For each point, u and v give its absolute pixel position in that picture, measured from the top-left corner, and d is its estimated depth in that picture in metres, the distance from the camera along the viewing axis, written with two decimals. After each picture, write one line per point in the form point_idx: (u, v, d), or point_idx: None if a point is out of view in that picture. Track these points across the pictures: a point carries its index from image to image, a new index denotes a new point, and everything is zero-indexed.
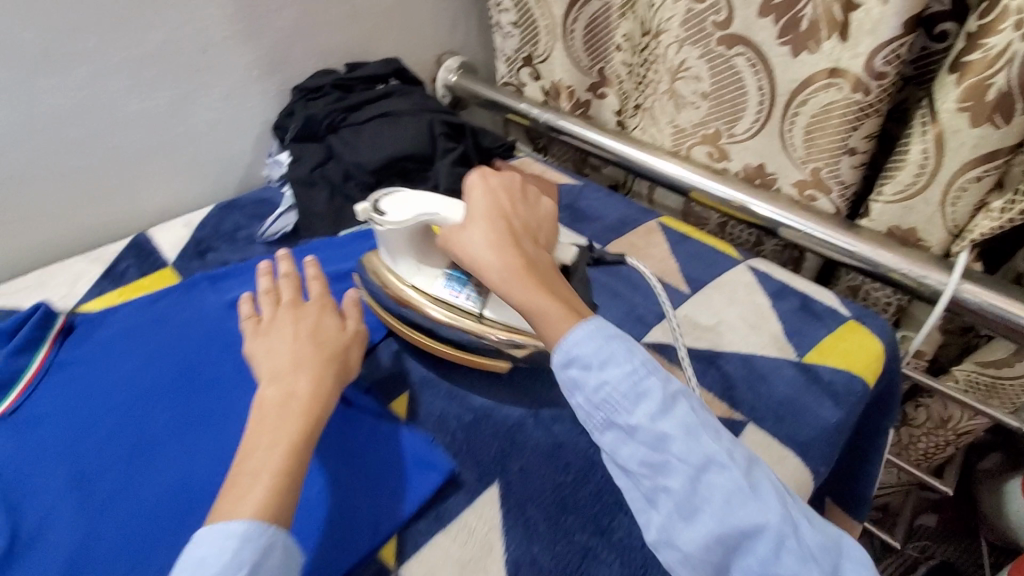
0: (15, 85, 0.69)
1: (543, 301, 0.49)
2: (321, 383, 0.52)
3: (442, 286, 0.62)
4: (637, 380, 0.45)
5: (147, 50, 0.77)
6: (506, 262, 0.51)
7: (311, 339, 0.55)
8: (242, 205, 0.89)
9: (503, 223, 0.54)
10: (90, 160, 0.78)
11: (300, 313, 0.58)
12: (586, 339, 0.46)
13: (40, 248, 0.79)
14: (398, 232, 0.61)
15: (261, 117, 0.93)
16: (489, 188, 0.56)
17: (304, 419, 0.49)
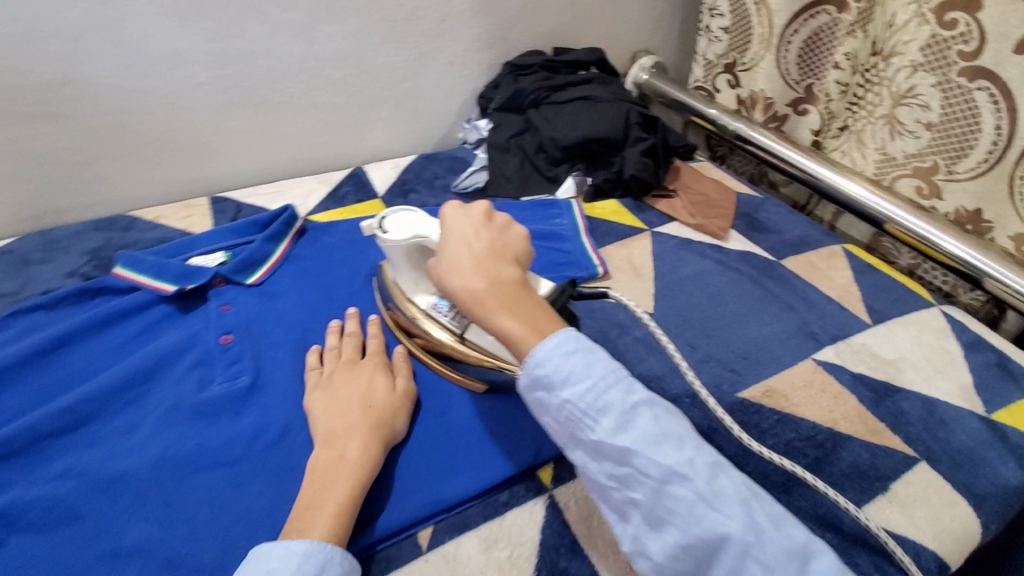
0: (305, 29, 0.84)
1: (516, 327, 0.46)
2: (363, 452, 0.47)
3: (429, 302, 0.57)
4: (598, 393, 0.42)
5: (402, 13, 0.90)
6: (471, 286, 0.47)
7: (361, 411, 0.50)
8: (441, 159, 1.00)
9: (465, 246, 0.50)
10: (336, 98, 0.93)
11: (354, 371, 0.55)
12: (553, 355, 0.43)
13: (284, 165, 0.95)
14: (398, 252, 0.57)
15: (470, 86, 1.04)
16: (462, 216, 0.53)
17: (348, 489, 0.44)
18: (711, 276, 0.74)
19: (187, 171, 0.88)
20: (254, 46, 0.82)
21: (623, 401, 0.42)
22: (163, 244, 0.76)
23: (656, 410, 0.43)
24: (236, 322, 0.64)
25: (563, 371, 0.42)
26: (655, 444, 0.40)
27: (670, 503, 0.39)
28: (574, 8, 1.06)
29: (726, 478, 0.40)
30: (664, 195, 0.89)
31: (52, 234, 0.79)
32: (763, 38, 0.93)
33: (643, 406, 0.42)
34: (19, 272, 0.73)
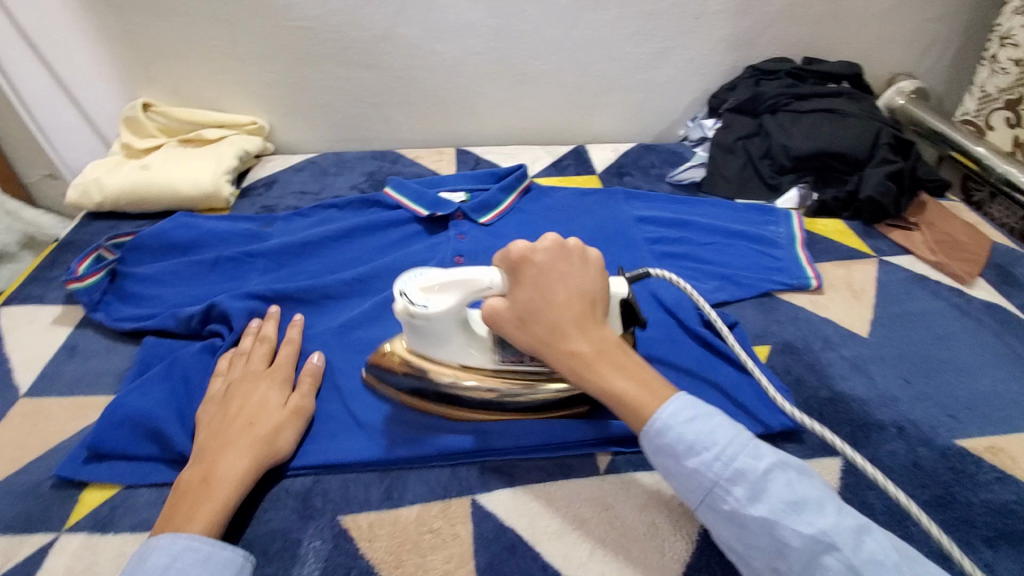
0: (571, 14, 0.93)
1: (630, 390, 0.45)
2: (231, 472, 0.45)
3: (498, 356, 0.51)
4: (726, 458, 0.41)
5: (660, 8, 0.94)
6: (579, 349, 0.46)
7: (249, 428, 0.48)
8: (659, 150, 1.02)
9: (562, 306, 0.47)
10: (579, 79, 1.01)
11: (246, 383, 0.53)
12: (673, 421, 0.43)
13: (517, 133, 1.07)
14: (443, 321, 0.50)
15: (704, 85, 1.05)
16: (546, 263, 0.48)
17: (213, 511, 0.43)
18: (943, 319, 0.69)
19: (443, 124, 1.05)
20: (527, 23, 0.94)
21: (755, 468, 0.41)
22: (421, 179, 0.93)
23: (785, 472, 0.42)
24: (469, 250, 0.77)
25: (686, 439, 0.42)
26: (793, 510, 0.40)
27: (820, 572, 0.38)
28: (836, 20, 1.01)
29: (871, 541, 0.39)
30: (901, 226, 0.83)
31: (342, 156, 1.00)
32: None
33: (775, 469, 0.41)
34: (320, 179, 0.95)
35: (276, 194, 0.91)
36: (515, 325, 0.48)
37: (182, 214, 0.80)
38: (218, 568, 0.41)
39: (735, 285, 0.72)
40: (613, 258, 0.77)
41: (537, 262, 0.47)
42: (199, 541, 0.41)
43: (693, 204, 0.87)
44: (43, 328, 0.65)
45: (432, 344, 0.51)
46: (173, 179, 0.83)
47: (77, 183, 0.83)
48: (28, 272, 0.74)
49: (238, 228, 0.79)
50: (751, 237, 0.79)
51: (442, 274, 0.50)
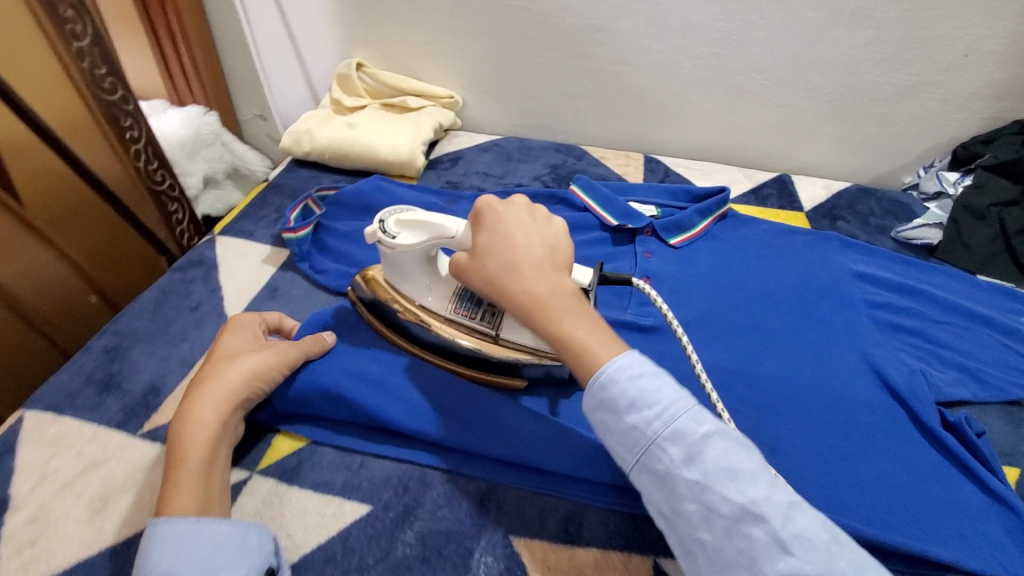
0: (815, 30, 0.83)
1: (583, 338, 0.41)
2: (194, 423, 0.45)
3: (452, 305, 0.52)
4: (666, 418, 0.38)
5: (927, 36, 0.80)
6: (535, 284, 0.43)
7: (215, 375, 0.48)
8: (881, 196, 0.89)
9: (521, 248, 0.45)
10: (800, 101, 0.90)
11: (215, 353, 0.51)
12: (618, 374, 0.40)
13: (711, 149, 0.99)
14: (408, 257, 0.51)
15: (954, 131, 0.89)
16: (504, 215, 0.47)
17: (187, 465, 0.43)
18: None
19: (636, 127, 0.99)
20: (759, 34, 0.84)
21: (692, 431, 0.38)
22: (609, 183, 0.88)
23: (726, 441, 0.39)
24: (657, 271, 0.72)
25: (631, 397, 0.39)
26: (726, 477, 0.37)
27: (736, 534, 0.36)
28: None
29: (801, 519, 0.36)
30: None
31: (528, 143, 0.98)
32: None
33: (714, 436, 0.38)
34: (504, 163, 0.93)
35: (461, 171, 0.91)
36: (473, 266, 0.46)
37: (377, 177, 0.81)
38: (182, 539, 0.39)
39: (979, 384, 0.60)
40: (824, 313, 0.66)
41: (497, 211, 0.47)
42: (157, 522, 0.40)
43: (922, 271, 0.74)
44: (254, 264, 0.69)
45: (399, 278, 0.53)
46: (375, 142, 0.86)
47: (292, 130, 0.88)
48: (241, 206, 0.79)
49: (426, 201, 0.79)
50: (1000, 328, 0.66)
51: (422, 212, 0.50)
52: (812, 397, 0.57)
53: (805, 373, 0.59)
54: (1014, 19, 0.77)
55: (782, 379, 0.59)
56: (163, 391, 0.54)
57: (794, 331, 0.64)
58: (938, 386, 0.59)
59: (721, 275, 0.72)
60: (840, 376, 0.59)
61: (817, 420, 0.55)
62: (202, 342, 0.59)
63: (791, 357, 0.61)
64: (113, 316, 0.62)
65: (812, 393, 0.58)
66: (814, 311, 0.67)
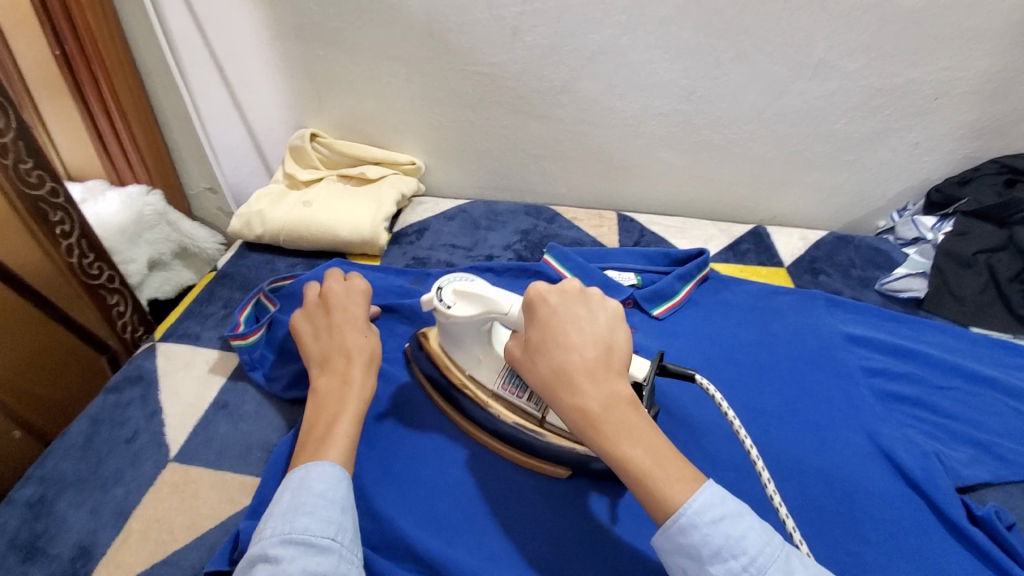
0: (783, 81, 0.82)
1: (643, 460, 0.41)
2: (365, 380, 0.53)
3: (501, 382, 0.56)
4: (754, 571, 0.38)
5: (893, 83, 0.80)
6: (597, 392, 0.44)
7: (363, 339, 0.56)
8: (859, 245, 0.87)
9: (577, 355, 0.45)
10: (771, 152, 0.89)
11: (347, 307, 0.59)
12: (701, 519, 0.39)
13: (684, 203, 0.96)
14: (462, 327, 0.55)
15: (924, 174, 0.88)
16: (555, 310, 0.48)
17: (360, 409, 0.50)
18: None
19: (606, 184, 0.96)
20: (725, 88, 0.83)
21: None
22: (584, 248, 0.84)
23: None
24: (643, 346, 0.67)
25: (713, 544, 0.38)
26: None
27: None
28: None
29: None
30: None
31: (496, 207, 0.93)
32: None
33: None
34: (471, 232, 0.89)
35: (428, 244, 0.86)
36: (531, 361, 0.47)
37: (340, 260, 0.76)
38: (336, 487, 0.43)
39: (994, 459, 0.57)
40: (821, 387, 0.62)
41: (549, 303, 0.48)
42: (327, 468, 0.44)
43: (914, 327, 0.72)
44: (200, 375, 0.63)
45: (453, 345, 0.58)
46: (333, 221, 0.80)
47: (242, 214, 0.82)
48: (186, 303, 0.74)
49: (392, 283, 0.75)
50: (1005, 389, 0.63)
51: (479, 286, 0.54)
52: (826, 490, 0.53)
53: (812, 463, 0.55)
54: (977, 64, 0.78)
55: (788, 472, 0.54)
56: (94, 552, 0.49)
57: (794, 411, 0.60)
58: (954, 469, 0.55)
59: (712, 349, 0.68)
60: (848, 466, 0.55)
61: (830, 521, 0.51)
62: (139, 484, 0.54)
63: (795, 443, 0.57)
64: (39, 458, 0.56)
65: (822, 491, 0.53)
66: (810, 386, 0.62)
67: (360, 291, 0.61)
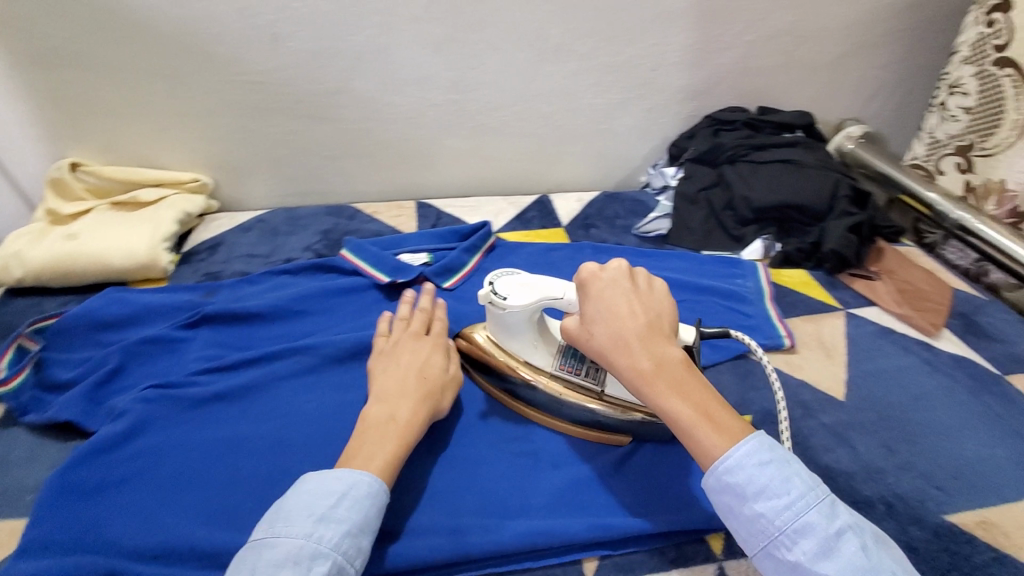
0: (531, 66, 0.93)
1: (682, 410, 0.47)
2: (412, 412, 0.55)
3: (558, 363, 0.61)
4: (797, 511, 0.43)
5: (618, 60, 0.94)
6: (643, 348, 0.50)
7: (410, 375, 0.58)
8: (624, 200, 1.02)
9: (635, 321, 0.51)
10: (540, 129, 1.00)
11: (415, 346, 0.62)
12: (746, 461, 0.44)
13: (478, 184, 1.05)
14: (518, 315, 0.60)
15: (664, 132, 1.05)
16: (633, 300, 0.52)
17: (398, 448, 0.52)
18: (917, 374, 0.67)
19: (403, 176, 1.01)
20: (485, 76, 0.92)
21: (824, 524, 0.42)
22: (380, 238, 0.88)
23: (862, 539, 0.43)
24: None
25: (758, 482, 0.44)
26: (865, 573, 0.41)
27: None
28: (790, 71, 1.02)
29: None
30: (864, 276, 0.83)
31: (295, 212, 0.95)
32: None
33: (845, 531, 0.43)
34: (269, 240, 0.89)
35: (222, 258, 0.85)
36: (587, 332, 0.53)
37: (114, 288, 0.74)
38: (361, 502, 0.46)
39: (722, 351, 0.70)
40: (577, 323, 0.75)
41: (601, 277, 0.54)
42: (366, 481, 0.47)
43: (660, 258, 0.86)
44: None
45: (506, 335, 0.62)
46: (104, 250, 0.77)
47: None
48: None
49: (178, 299, 0.73)
50: (718, 292, 0.79)
51: (527, 279, 0.60)
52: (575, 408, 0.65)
53: None
54: (676, 38, 0.94)
55: None
56: None
57: None
58: None
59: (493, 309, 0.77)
60: None
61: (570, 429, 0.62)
62: None
63: None
64: None
65: None
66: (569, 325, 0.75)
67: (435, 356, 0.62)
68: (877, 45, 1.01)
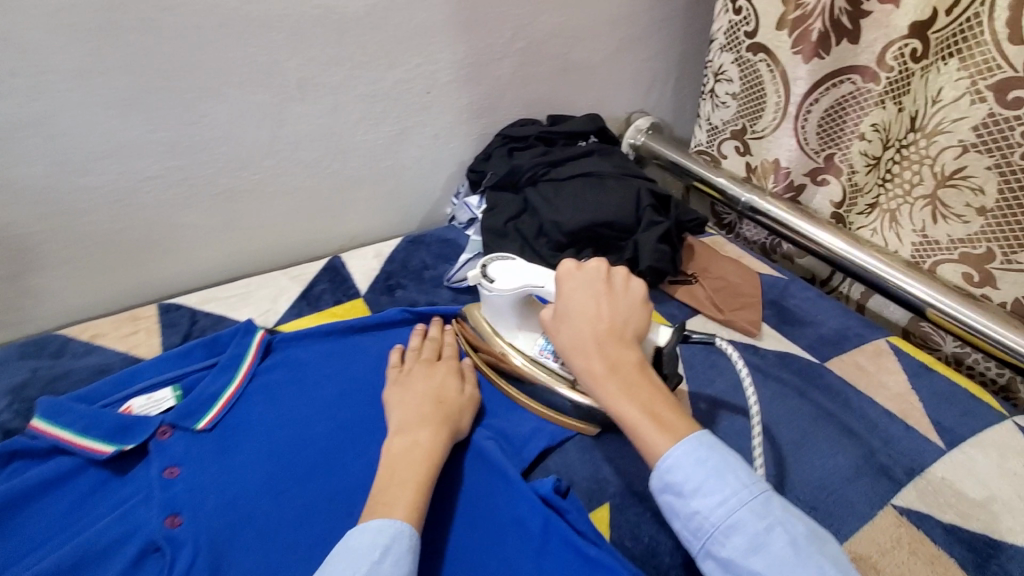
0: (274, 110, 0.74)
1: (635, 413, 0.48)
2: (435, 443, 0.52)
3: (538, 349, 0.62)
4: (729, 507, 0.43)
5: (381, 88, 0.79)
6: (601, 349, 0.51)
7: (423, 398, 0.57)
8: (429, 243, 0.89)
9: (593, 323, 0.52)
10: (309, 181, 0.81)
11: (432, 372, 0.61)
12: (683, 462, 0.44)
13: (247, 260, 0.83)
14: (504, 298, 0.62)
15: (457, 157, 0.93)
16: (594, 297, 0.54)
17: (428, 470, 0.49)
18: (755, 389, 0.65)
19: (133, 274, 0.76)
20: (213, 132, 0.71)
21: (755, 521, 0.42)
22: (104, 378, 0.64)
23: (794, 534, 0.41)
24: (189, 494, 0.52)
25: (693, 481, 0.44)
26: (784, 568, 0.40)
27: None
28: (571, 72, 0.96)
29: None
30: (683, 282, 0.79)
31: None
32: (976, 67, 0.63)
33: (777, 527, 0.41)
34: None
35: None
36: (557, 331, 0.54)
37: None
38: (400, 556, 0.42)
39: None
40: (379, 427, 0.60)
41: (573, 279, 0.55)
42: (409, 533, 0.44)
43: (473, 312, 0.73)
44: None
45: (494, 318, 0.64)
46: None
47: None
48: None
49: None
50: None
51: (519, 265, 0.63)
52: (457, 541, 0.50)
53: None
54: (444, 55, 0.82)
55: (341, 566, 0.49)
56: None
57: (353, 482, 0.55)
58: (518, 454, 0.57)
59: (285, 437, 0.58)
60: None
61: None
62: None
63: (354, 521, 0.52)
64: None
65: None
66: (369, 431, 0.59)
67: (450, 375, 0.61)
68: (646, 37, 1.00)
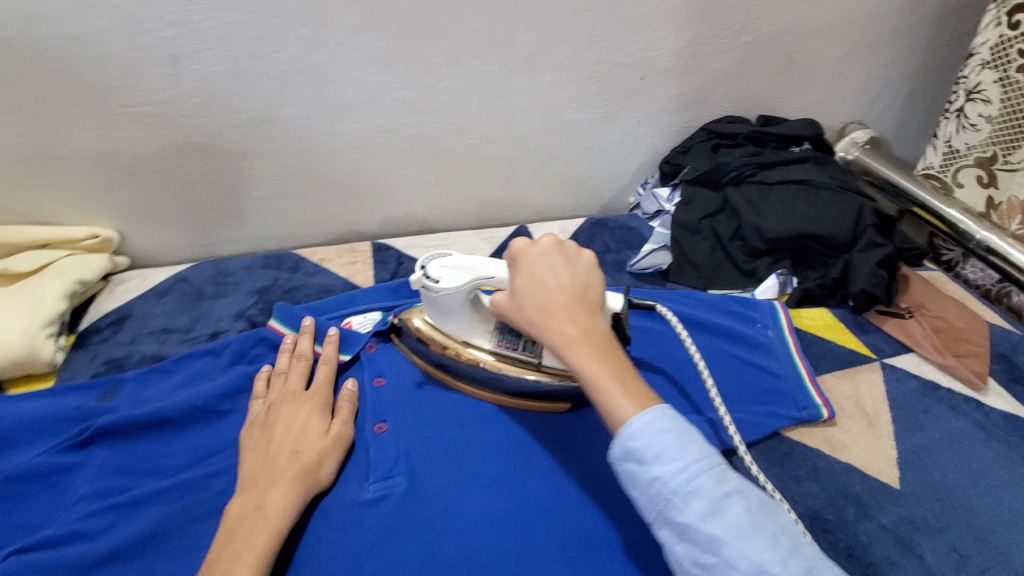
0: (501, 81, 0.78)
1: (611, 389, 0.44)
2: (276, 505, 0.48)
3: (495, 341, 0.58)
4: (689, 475, 0.40)
5: (600, 69, 0.81)
6: (569, 322, 0.47)
7: (278, 446, 0.52)
8: (612, 227, 0.90)
9: (557, 292, 0.48)
10: (514, 152, 0.86)
11: (291, 408, 0.55)
12: (649, 430, 0.41)
13: (445, 216, 0.90)
14: (453, 298, 0.56)
15: (653, 147, 0.92)
16: (551, 268, 0.49)
17: (264, 542, 0.46)
18: (972, 446, 0.58)
19: (354, 213, 0.86)
20: (446, 95, 0.77)
21: (712, 488, 0.39)
22: (330, 297, 0.74)
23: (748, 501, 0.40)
24: (392, 407, 0.58)
25: (657, 448, 0.40)
26: (744, 536, 0.38)
27: None
28: (791, 72, 0.90)
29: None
30: (893, 314, 0.72)
31: (224, 266, 0.79)
32: None
33: (733, 495, 0.40)
34: (192, 307, 0.74)
35: (128, 337, 0.70)
36: (515, 308, 0.49)
37: None
38: None
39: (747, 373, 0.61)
40: None
41: (532, 253, 0.50)
42: None
43: (661, 294, 0.71)
44: None
45: (441, 318, 0.58)
46: None
47: None
48: None
49: (64, 409, 0.58)
50: (740, 343, 0.63)
51: (460, 257, 0.56)
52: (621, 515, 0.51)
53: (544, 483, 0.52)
54: (667, 42, 0.81)
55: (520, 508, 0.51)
56: None
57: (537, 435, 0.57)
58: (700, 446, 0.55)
59: None
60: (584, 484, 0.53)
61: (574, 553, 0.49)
62: None
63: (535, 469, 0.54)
64: None
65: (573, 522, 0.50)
66: None
67: (311, 421, 0.55)
68: (886, 41, 0.90)
